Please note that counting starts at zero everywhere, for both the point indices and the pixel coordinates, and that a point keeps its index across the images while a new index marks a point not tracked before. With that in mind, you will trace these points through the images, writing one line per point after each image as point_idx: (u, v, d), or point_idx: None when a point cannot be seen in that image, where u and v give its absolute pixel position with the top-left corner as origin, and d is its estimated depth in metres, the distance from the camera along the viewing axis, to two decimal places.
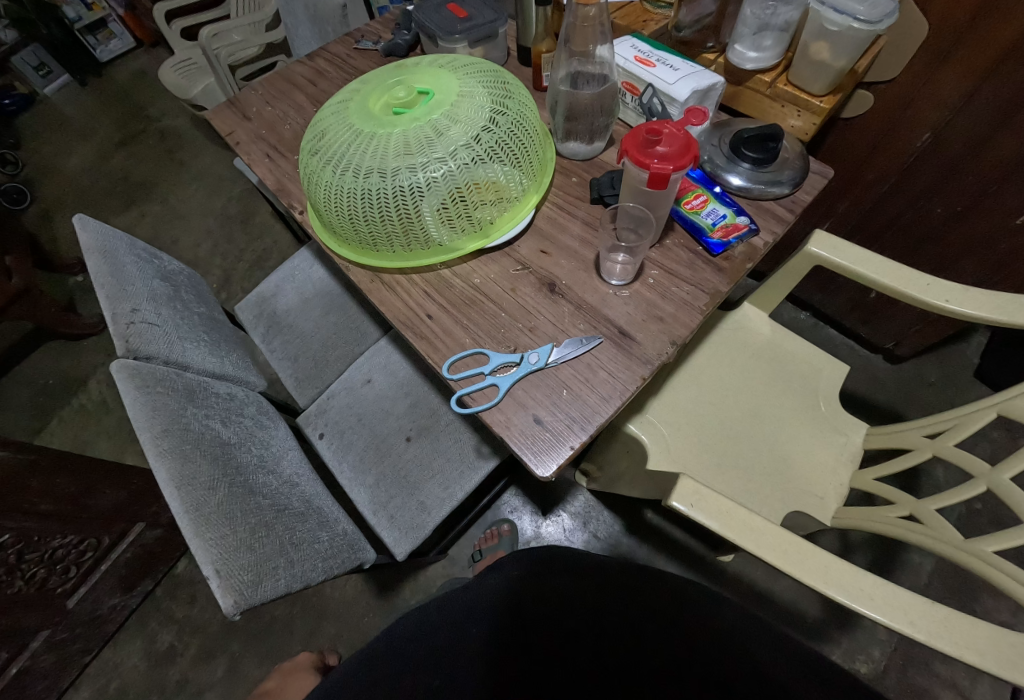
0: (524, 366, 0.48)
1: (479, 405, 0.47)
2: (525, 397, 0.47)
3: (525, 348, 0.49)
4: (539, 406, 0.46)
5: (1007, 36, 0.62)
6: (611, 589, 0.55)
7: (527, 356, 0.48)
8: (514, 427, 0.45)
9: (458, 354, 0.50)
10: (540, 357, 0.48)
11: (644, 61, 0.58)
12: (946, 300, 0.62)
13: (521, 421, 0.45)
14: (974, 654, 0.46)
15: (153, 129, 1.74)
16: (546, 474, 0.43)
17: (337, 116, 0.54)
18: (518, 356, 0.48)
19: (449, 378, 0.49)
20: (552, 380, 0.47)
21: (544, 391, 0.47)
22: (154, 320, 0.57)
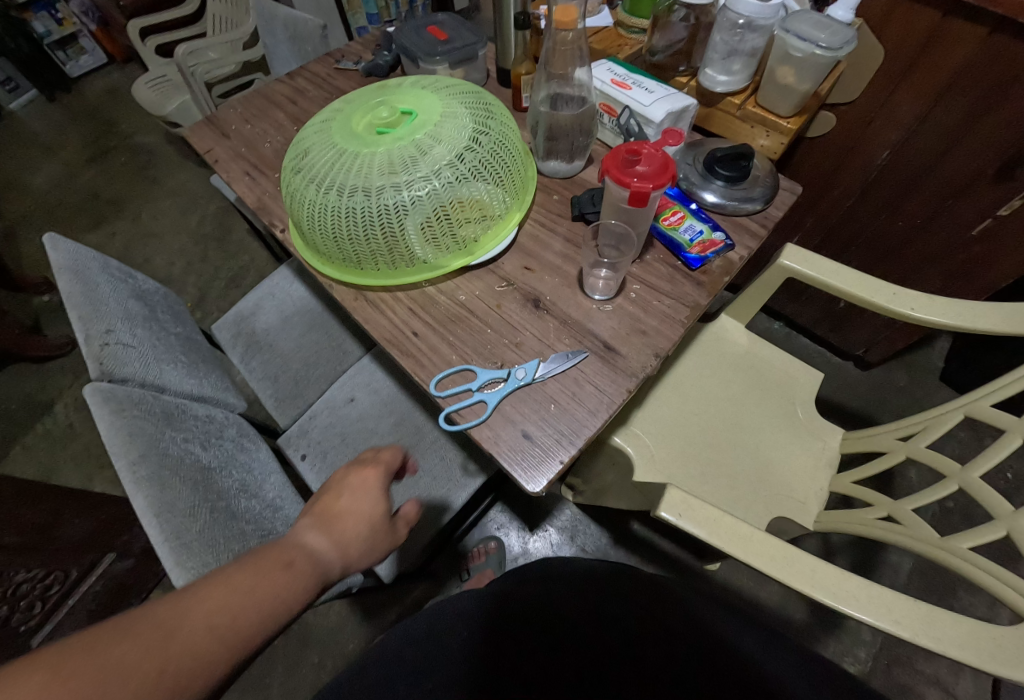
0: (513, 381, 0.48)
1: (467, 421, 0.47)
2: (512, 413, 0.47)
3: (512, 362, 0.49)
4: (526, 419, 0.46)
5: (955, 62, 0.67)
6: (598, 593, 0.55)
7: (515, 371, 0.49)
8: (501, 443, 0.45)
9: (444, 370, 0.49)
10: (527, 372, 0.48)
11: (621, 83, 0.60)
12: (911, 308, 0.65)
13: (506, 440, 0.45)
14: (957, 648, 0.48)
15: (124, 146, 1.71)
16: (536, 490, 0.43)
17: (320, 135, 0.55)
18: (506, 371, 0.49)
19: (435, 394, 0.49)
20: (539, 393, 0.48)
21: (530, 405, 0.47)
22: (130, 341, 0.55)
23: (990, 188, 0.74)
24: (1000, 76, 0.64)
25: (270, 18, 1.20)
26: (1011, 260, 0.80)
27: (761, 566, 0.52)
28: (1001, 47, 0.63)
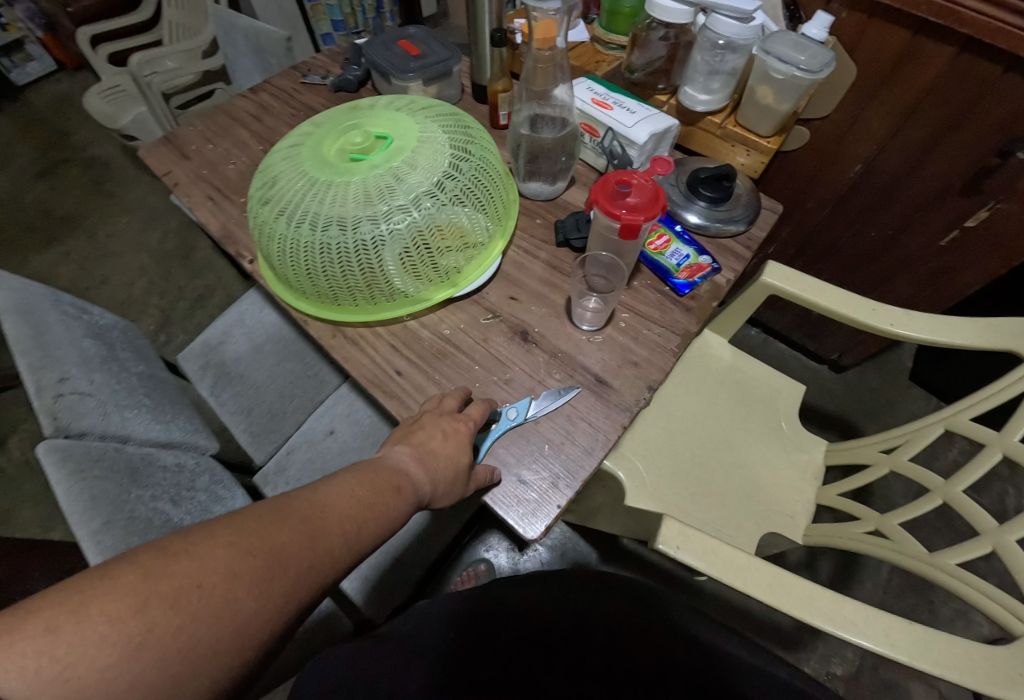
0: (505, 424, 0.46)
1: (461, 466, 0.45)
2: (505, 458, 0.45)
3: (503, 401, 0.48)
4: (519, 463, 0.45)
5: (925, 79, 0.68)
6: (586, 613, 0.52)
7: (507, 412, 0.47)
8: (496, 490, 0.43)
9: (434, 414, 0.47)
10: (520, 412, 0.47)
11: (602, 103, 0.59)
12: (891, 324, 0.66)
13: (501, 486, 0.44)
14: (953, 670, 0.48)
15: (77, 159, 1.63)
16: (534, 536, 0.41)
17: (288, 163, 0.51)
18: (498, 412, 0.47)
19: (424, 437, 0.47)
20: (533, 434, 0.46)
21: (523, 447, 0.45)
22: (87, 388, 0.51)
23: (958, 200, 0.76)
24: (967, 94, 0.66)
25: (229, 28, 1.15)
26: (979, 268, 0.82)
27: (759, 595, 0.52)
28: (968, 66, 0.64)
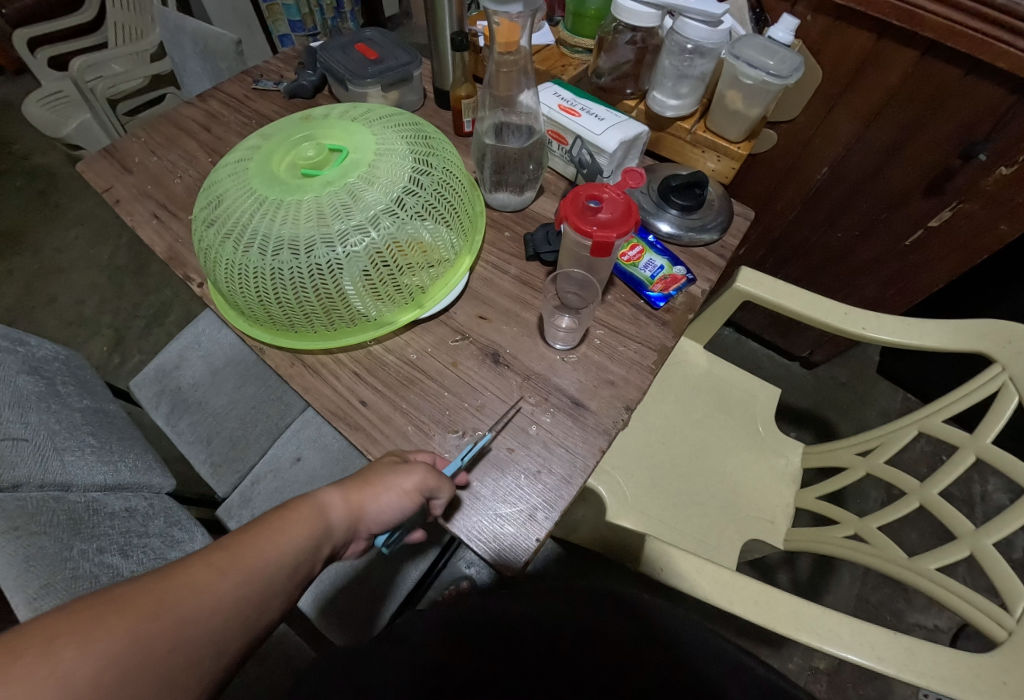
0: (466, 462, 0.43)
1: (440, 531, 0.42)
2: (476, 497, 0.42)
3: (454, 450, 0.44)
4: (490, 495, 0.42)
5: (890, 80, 0.68)
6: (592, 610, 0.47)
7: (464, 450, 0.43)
8: (471, 534, 0.40)
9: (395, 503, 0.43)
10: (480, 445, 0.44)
11: (569, 109, 0.57)
12: (863, 327, 0.66)
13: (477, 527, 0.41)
14: (937, 680, 0.48)
15: (19, 169, 1.53)
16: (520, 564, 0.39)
17: (234, 180, 0.48)
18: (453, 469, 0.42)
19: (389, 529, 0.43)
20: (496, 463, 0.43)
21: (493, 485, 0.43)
22: (20, 431, 0.46)
23: (923, 201, 0.76)
24: (929, 96, 0.66)
25: (177, 30, 1.09)
26: (943, 267, 0.82)
27: (745, 613, 0.51)
28: (930, 69, 0.64)
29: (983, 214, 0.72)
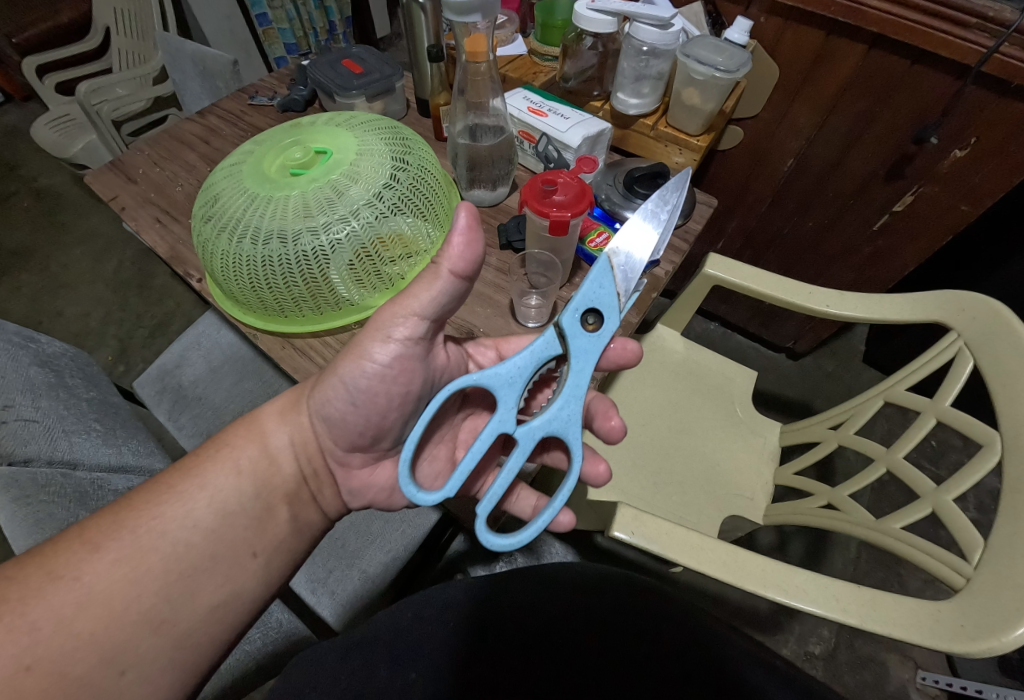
0: (573, 352, 0.41)
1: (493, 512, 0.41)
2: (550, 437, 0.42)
3: (567, 306, 0.41)
4: (612, 417, 0.52)
5: (843, 73, 0.72)
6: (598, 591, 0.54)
7: (522, 373, 0.42)
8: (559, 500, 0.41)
9: (402, 463, 0.41)
10: (609, 323, 0.42)
11: (537, 110, 0.62)
12: (826, 305, 0.69)
13: (557, 497, 0.41)
14: (899, 627, 0.50)
15: (27, 190, 1.59)
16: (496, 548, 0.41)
17: (229, 180, 0.52)
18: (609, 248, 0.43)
19: (409, 494, 0.41)
20: (618, 357, 0.52)
21: (602, 401, 0.54)
22: (31, 415, 0.50)
23: (884, 188, 0.80)
24: (880, 86, 0.71)
25: (178, 54, 1.15)
26: (908, 253, 0.86)
27: (714, 572, 0.54)
28: (878, 60, 0.69)
29: (942, 196, 0.75)
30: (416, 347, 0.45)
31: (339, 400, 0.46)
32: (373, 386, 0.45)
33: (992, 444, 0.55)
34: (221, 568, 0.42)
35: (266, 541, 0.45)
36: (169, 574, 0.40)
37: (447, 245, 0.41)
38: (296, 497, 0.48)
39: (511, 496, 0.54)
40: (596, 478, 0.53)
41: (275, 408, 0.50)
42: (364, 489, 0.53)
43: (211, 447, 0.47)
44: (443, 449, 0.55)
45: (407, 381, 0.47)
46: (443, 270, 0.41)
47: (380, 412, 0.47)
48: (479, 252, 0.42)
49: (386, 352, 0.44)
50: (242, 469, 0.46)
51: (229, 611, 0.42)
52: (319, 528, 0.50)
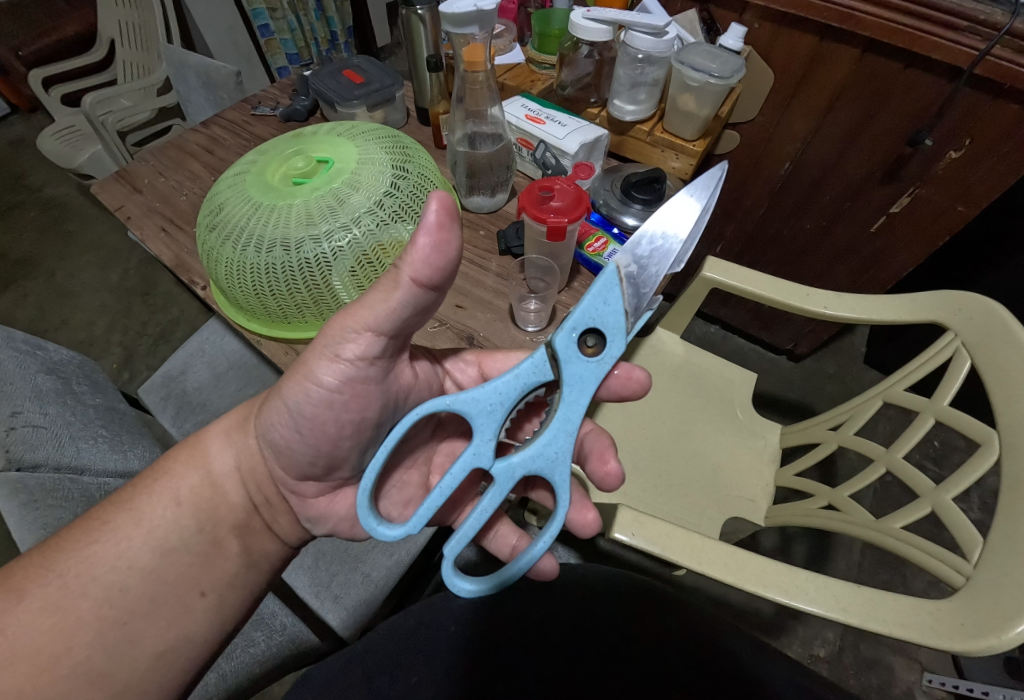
0: (566, 378, 0.40)
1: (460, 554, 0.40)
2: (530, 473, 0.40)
3: (562, 326, 0.40)
4: (609, 460, 0.51)
5: (837, 78, 0.73)
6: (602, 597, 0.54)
7: (501, 401, 0.40)
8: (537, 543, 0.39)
9: (362, 494, 0.40)
10: (614, 344, 0.40)
11: (535, 118, 0.64)
12: (823, 306, 0.70)
13: (536, 542, 0.39)
14: (901, 627, 0.50)
15: (33, 200, 1.61)
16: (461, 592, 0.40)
17: (233, 189, 0.53)
18: (647, 225, 0.41)
19: (368, 526, 0.40)
20: (622, 388, 0.50)
21: (599, 442, 0.52)
22: (40, 420, 0.51)
23: (880, 189, 0.80)
24: (874, 90, 0.71)
25: (182, 66, 1.17)
26: (904, 256, 0.86)
27: (714, 573, 0.54)
28: (872, 64, 0.70)
29: (939, 198, 0.76)
30: (367, 369, 0.43)
31: (285, 425, 0.45)
32: (319, 413, 0.44)
33: (989, 442, 0.55)
34: (163, 612, 0.44)
35: (214, 578, 0.46)
36: (103, 620, 0.41)
37: (412, 244, 0.36)
38: (245, 529, 0.50)
39: (492, 530, 0.54)
40: (582, 527, 0.50)
41: (221, 429, 0.51)
42: (323, 517, 0.52)
43: (150, 477, 0.48)
44: (416, 474, 0.54)
45: (359, 405, 0.45)
46: (403, 277, 0.37)
47: (328, 440, 0.45)
48: (454, 253, 0.37)
49: (332, 373, 0.42)
50: (180, 500, 0.47)
51: (175, 656, 0.43)
52: (274, 556, 0.52)
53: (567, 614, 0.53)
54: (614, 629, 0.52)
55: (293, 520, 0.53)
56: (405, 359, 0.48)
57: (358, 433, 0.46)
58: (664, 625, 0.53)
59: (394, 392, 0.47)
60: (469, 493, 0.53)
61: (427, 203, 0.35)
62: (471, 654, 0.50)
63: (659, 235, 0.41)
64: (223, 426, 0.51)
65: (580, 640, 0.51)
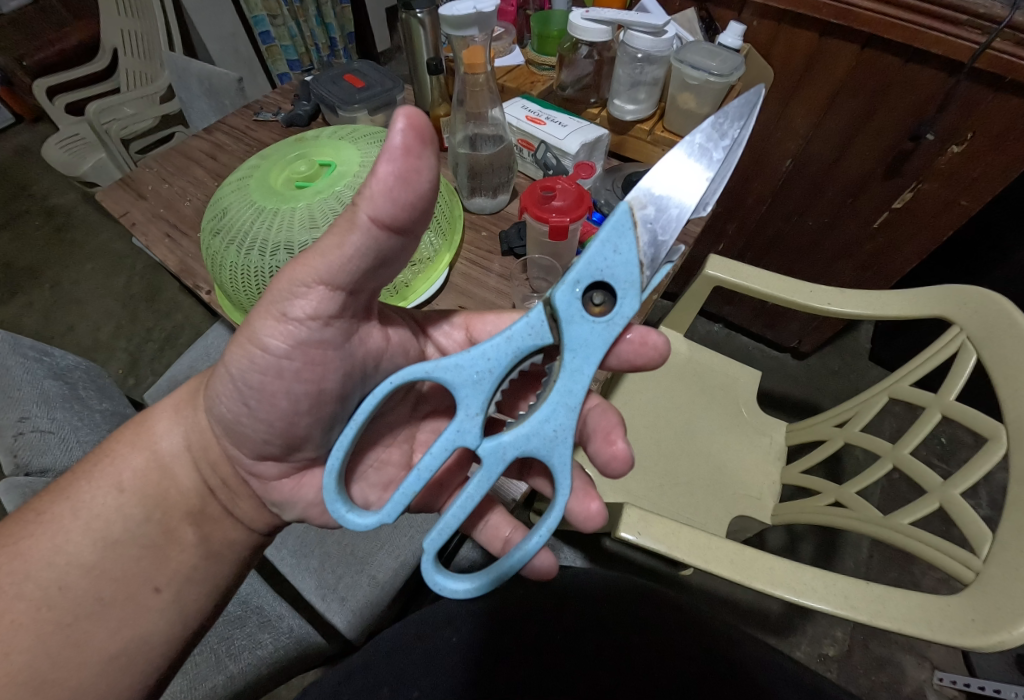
0: (568, 341, 0.39)
1: (440, 548, 0.40)
2: (524, 453, 0.40)
3: (564, 280, 0.38)
4: (615, 440, 0.49)
5: (836, 74, 0.73)
6: (607, 605, 0.54)
7: (489, 369, 0.39)
8: (533, 536, 0.39)
9: (329, 477, 0.39)
10: (624, 302, 0.38)
11: (536, 119, 0.65)
12: (828, 302, 0.70)
13: (530, 539, 0.39)
14: (910, 624, 0.50)
15: (37, 208, 1.63)
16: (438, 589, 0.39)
17: (236, 194, 0.54)
18: (665, 168, 0.38)
19: (336, 513, 0.39)
20: (636, 355, 0.48)
21: (605, 419, 0.50)
22: (47, 426, 0.53)
23: (884, 184, 0.80)
24: (874, 86, 0.71)
25: (183, 73, 1.18)
26: (909, 250, 0.85)
27: (722, 571, 0.54)
28: (872, 59, 0.69)
29: (941, 191, 0.75)
30: (321, 330, 0.40)
31: (233, 400, 0.43)
32: (267, 384, 0.41)
33: (997, 436, 0.55)
34: (113, 611, 0.44)
35: (168, 574, 0.47)
36: (43, 623, 0.41)
37: (373, 175, 0.32)
38: (201, 516, 0.50)
39: (485, 520, 0.54)
40: (586, 518, 0.49)
41: (169, 405, 0.51)
42: (289, 502, 0.51)
43: (92, 461, 0.48)
44: (397, 452, 0.54)
45: (314, 373, 0.41)
46: (360, 216, 0.33)
47: (281, 416, 0.43)
48: (423, 182, 0.32)
49: (276, 336, 0.39)
50: (124, 486, 0.47)
51: (131, 658, 0.44)
52: (237, 544, 0.52)
53: (571, 621, 0.53)
54: (605, 630, 0.52)
55: (257, 504, 0.52)
56: (372, 322, 0.46)
57: (316, 408, 0.44)
58: (657, 627, 0.53)
59: (361, 357, 0.45)
60: (455, 479, 0.54)
61: (391, 121, 0.30)
62: (479, 668, 0.50)
63: (672, 183, 0.38)
64: (170, 404, 0.51)
65: (585, 648, 0.51)
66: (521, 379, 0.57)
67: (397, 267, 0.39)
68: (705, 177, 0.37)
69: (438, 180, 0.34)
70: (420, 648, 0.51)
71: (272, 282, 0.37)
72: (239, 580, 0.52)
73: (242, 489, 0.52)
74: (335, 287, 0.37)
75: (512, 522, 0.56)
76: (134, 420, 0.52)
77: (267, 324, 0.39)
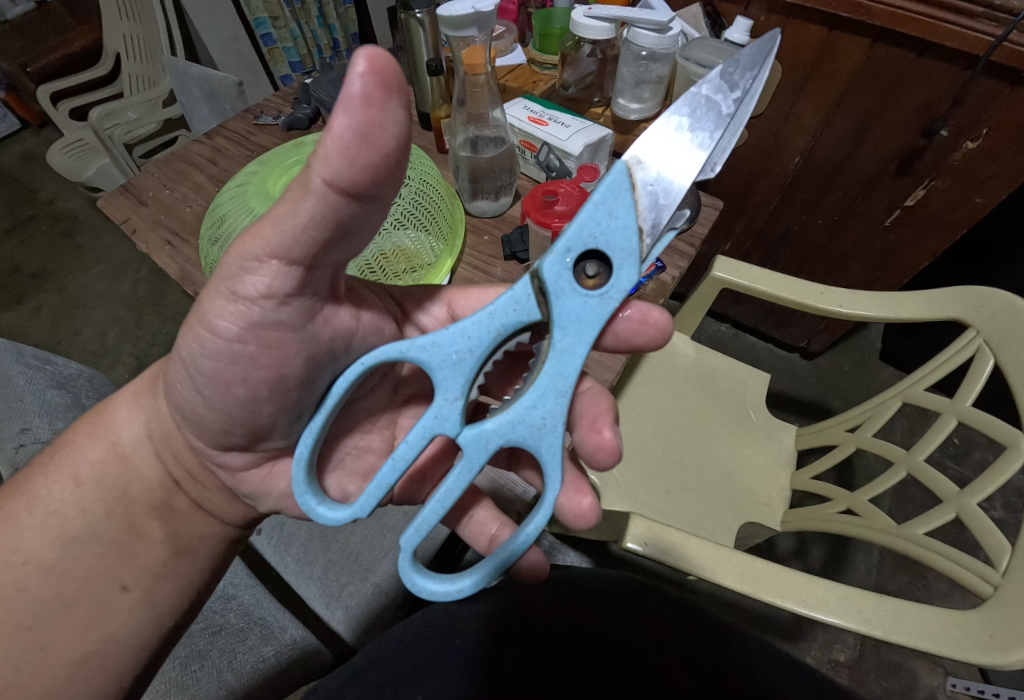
0: (558, 318, 0.38)
1: (418, 545, 0.38)
2: (508, 443, 0.39)
3: (552, 252, 0.37)
4: (601, 429, 0.47)
5: (848, 66, 0.71)
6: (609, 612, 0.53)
7: (470, 348, 0.38)
8: (521, 533, 0.38)
9: (299, 468, 0.38)
10: (621, 274, 0.37)
11: (538, 120, 0.64)
12: (838, 305, 0.68)
13: (518, 534, 0.38)
14: (926, 638, 0.48)
15: (44, 214, 1.64)
16: (416, 588, 0.38)
17: (234, 201, 0.54)
18: (658, 132, 0.36)
19: (307, 505, 0.38)
20: (635, 334, 0.46)
21: (594, 407, 0.49)
22: (47, 436, 0.54)
23: (894, 182, 0.78)
24: (885, 80, 0.69)
25: (184, 77, 1.17)
26: (922, 249, 0.83)
27: (731, 583, 0.52)
28: (883, 53, 0.67)
29: (954, 188, 0.73)
30: (276, 310, 0.38)
31: (188, 387, 0.42)
32: (221, 370, 0.40)
33: (1016, 445, 0.53)
34: (77, 611, 0.44)
35: (136, 573, 0.46)
36: (4, 626, 0.41)
37: (328, 129, 0.28)
38: (166, 510, 0.50)
39: (472, 515, 0.54)
40: (577, 514, 0.48)
41: (130, 393, 0.50)
42: (261, 492, 0.50)
43: (50, 453, 0.47)
44: (377, 439, 0.54)
45: (272, 357, 0.40)
46: (314, 180, 0.30)
47: (241, 404, 0.42)
48: (389, 139, 0.29)
49: (230, 324, 0.37)
50: (81, 479, 0.47)
51: (97, 658, 0.43)
52: (210, 538, 0.52)
53: (574, 630, 0.51)
54: (610, 634, 0.51)
55: (229, 497, 0.51)
56: (340, 304, 0.44)
57: (278, 396, 0.43)
58: (659, 637, 0.51)
59: (327, 338, 0.43)
60: (440, 469, 0.54)
61: (350, 64, 0.26)
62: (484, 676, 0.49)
63: (673, 146, 0.36)
64: (132, 392, 0.50)
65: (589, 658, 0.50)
66: (510, 367, 0.57)
67: (362, 240, 0.37)
68: (709, 137, 0.35)
69: (408, 136, 0.30)
70: (425, 652, 0.50)
71: (221, 257, 0.35)
72: (216, 578, 0.52)
73: (210, 481, 0.51)
74: (290, 262, 0.35)
75: (499, 517, 0.55)
76: (97, 408, 0.51)
77: (217, 304, 0.37)
